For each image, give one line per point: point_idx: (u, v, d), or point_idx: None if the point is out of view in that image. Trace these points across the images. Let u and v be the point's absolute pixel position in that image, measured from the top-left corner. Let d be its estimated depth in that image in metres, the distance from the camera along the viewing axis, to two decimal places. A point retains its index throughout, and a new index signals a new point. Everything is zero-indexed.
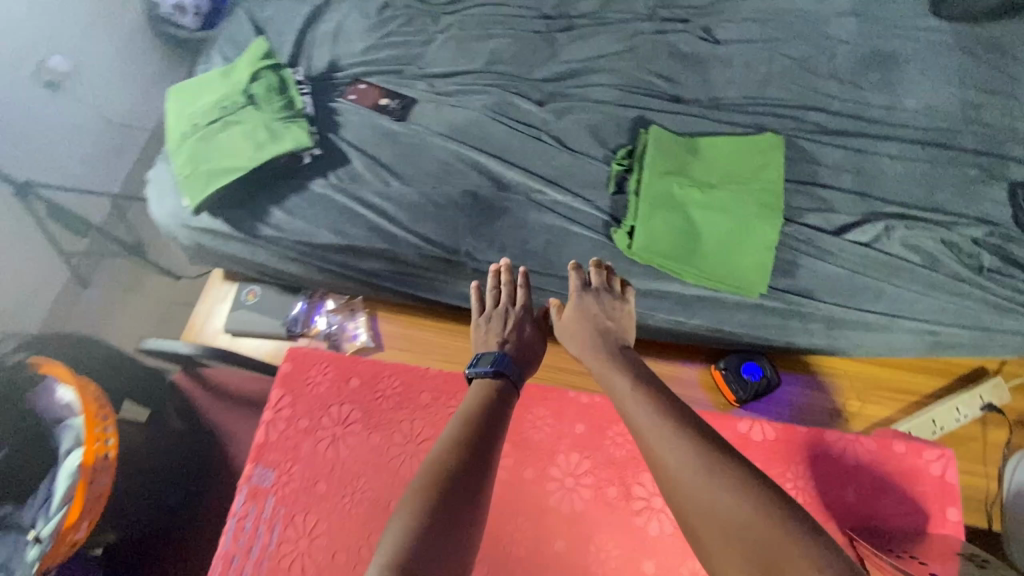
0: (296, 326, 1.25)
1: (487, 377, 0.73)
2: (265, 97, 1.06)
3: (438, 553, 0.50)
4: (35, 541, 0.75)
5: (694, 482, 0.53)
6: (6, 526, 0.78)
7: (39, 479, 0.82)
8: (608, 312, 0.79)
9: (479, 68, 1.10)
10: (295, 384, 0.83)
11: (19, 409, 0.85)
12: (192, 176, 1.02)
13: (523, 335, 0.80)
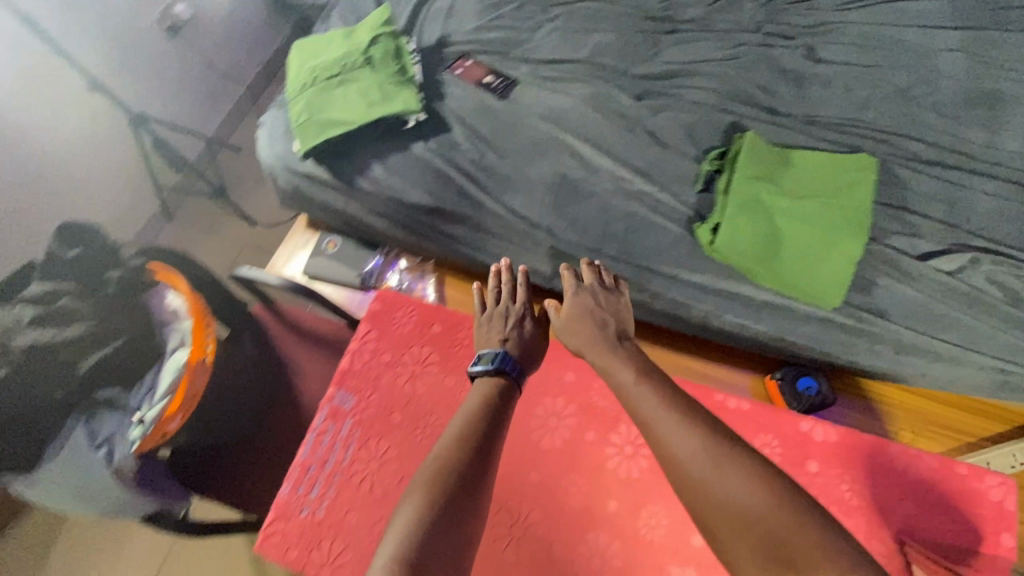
0: (370, 279, 1.34)
1: (490, 377, 0.72)
2: (381, 60, 1.13)
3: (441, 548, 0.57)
4: (138, 422, 0.84)
5: (704, 478, 0.58)
6: (112, 406, 0.86)
7: (145, 370, 0.90)
8: (603, 309, 0.78)
9: (582, 59, 1.14)
10: (382, 322, 0.90)
11: (136, 303, 0.90)
12: (306, 124, 1.11)
13: (523, 335, 0.77)
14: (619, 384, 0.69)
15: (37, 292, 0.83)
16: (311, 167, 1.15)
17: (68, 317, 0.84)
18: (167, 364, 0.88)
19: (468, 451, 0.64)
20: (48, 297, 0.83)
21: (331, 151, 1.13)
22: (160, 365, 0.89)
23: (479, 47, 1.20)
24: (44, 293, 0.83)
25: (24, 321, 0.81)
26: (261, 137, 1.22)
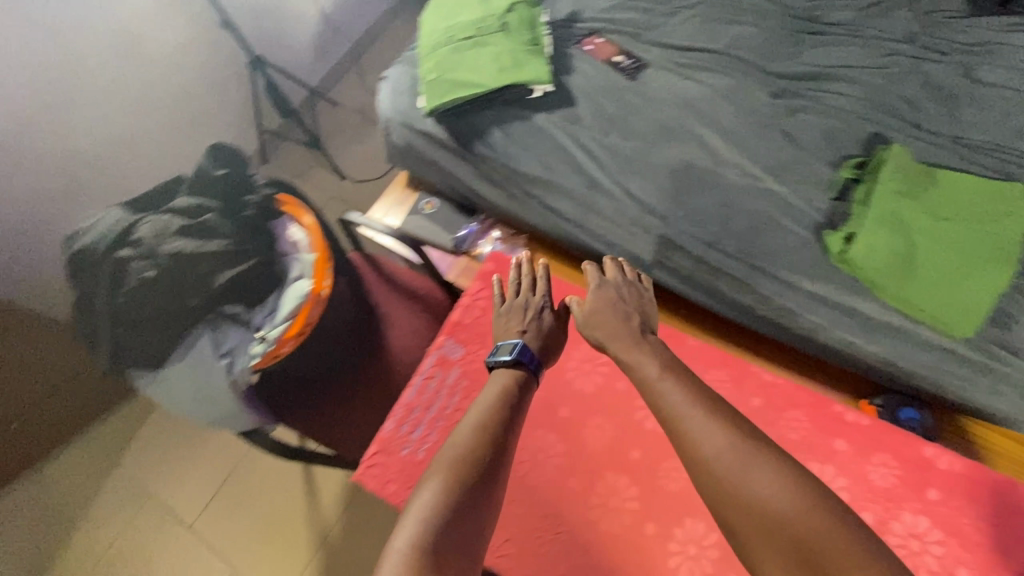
0: (462, 245, 1.36)
1: (511, 367, 0.76)
2: (516, 27, 1.13)
3: (460, 531, 0.58)
4: (261, 339, 0.88)
5: (729, 476, 0.57)
6: (235, 321, 0.90)
7: (265, 293, 0.93)
8: (626, 304, 0.80)
9: (718, 50, 1.12)
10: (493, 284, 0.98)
11: (266, 230, 0.94)
12: (435, 82, 1.13)
13: (543, 326, 0.82)
14: (643, 379, 0.69)
15: (185, 204, 0.89)
16: (431, 126, 1.18)
17: (208, 232, 0.89)
18: (290, 290, 0.92)
19: (487, 435, 0.66)
20: (193, 211, 0.89)
21: (453, 111, 1.15)
22: (282, 291, 0.93)
23: (612, 26, 1.18)
24: (191, 207, 0.89)
25: (172, 229, 0.87)
26: (384, 91, 1.26)
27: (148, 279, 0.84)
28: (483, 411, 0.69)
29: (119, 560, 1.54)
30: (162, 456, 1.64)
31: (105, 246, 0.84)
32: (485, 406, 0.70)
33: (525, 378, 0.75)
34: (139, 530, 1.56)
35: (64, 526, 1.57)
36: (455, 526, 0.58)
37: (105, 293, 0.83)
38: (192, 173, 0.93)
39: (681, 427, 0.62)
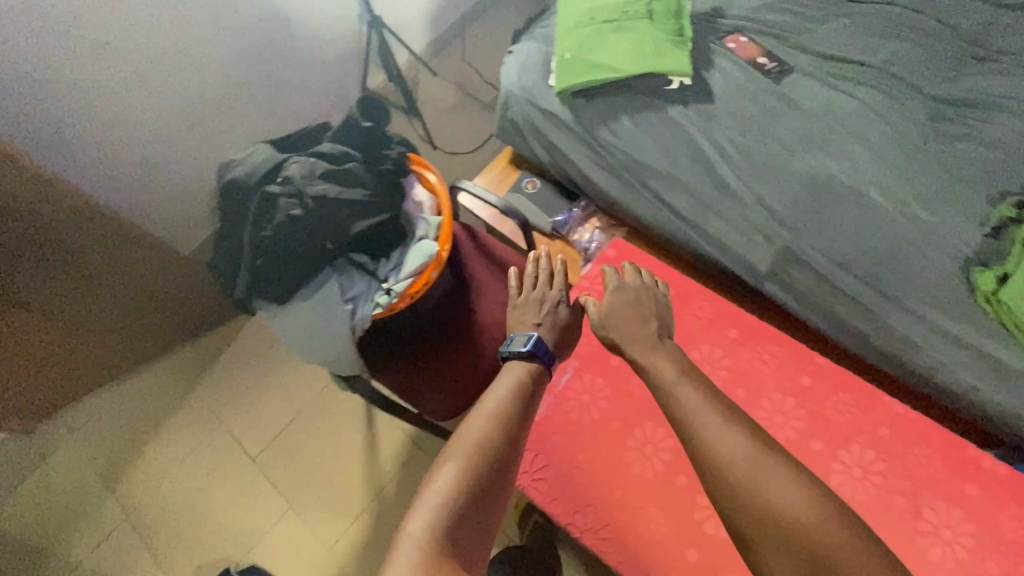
0: (561, 229, 1.33)
1: (525, 360, 0.81)
2: (661, 16, 1.11)
3: (471, 523, 0.64)
4: (386, 292, 0.92)
5: (736, 480, 0.63)
6: (362, 269, 0.93)
7: (392, 247, 0.96)
8: (644, 310, 0.83)
9: (873, 63, 1.07)
10: (615, 274, 1.02)
11: (400, 187, 0.96)
12: (571, 62, 1.12)
13: (557, 321, 0.86)
14: (662, 382, 0.74)
15: (331, 150, 0.91)
16: (556, 104, 1.17)
17: (351, 179, 0.90)
18: (416, 248, 0.94)
19: (502, 430, 0.72)
20: (338, 158, 0.91)
21: (583, 94, 1.15)
22: (407, 248, 0.95)
23: (757, 26, 1.15)
24: (336, 153, 0.91)
25: (317, 172, 0.88)
26: (511, 65, 1.26)
27: (291, 216, 0.85)
28: (499, 406, 0.75)
29: (190, 475, 1.64)
30: (237, 385, 1.71)
31: (257, 179, 0.87)
32: (500, 402, 0.75)
33: (537, 373, 0.80)
34: (210, 451, 1.66)
35: (144, 435, 1.70)
36: (468, 513, 0.64)
37: (251, 224, 0.85)
38: (339, 121, 0.95)
39: (700, 430, 0.67)
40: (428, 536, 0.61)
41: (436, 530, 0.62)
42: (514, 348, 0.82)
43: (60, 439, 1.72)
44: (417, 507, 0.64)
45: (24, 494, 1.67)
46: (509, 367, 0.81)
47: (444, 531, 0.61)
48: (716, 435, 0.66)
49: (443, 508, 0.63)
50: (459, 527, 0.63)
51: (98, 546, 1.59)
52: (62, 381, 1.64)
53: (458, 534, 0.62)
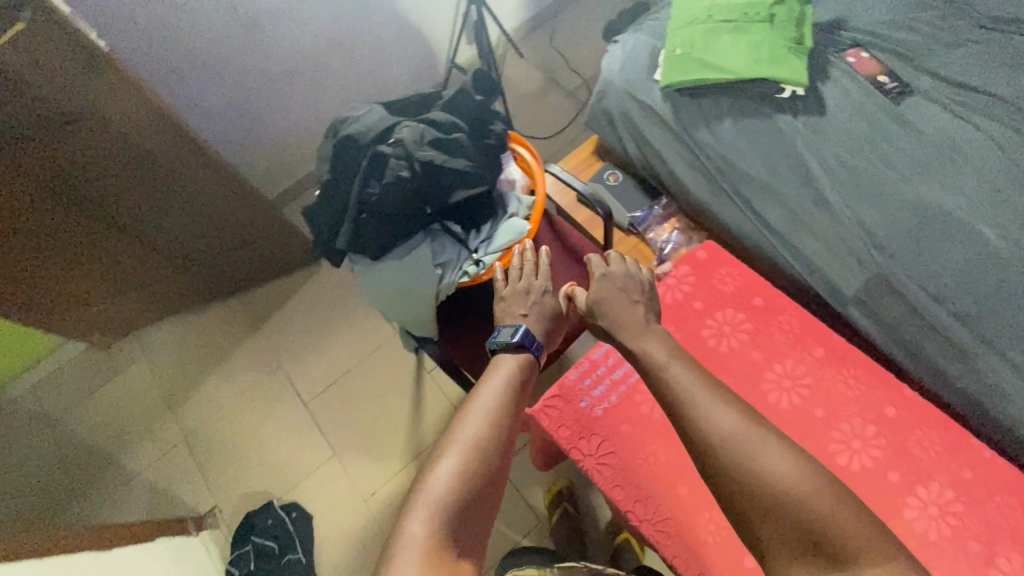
0: (638, 225, 1.32)
1: (512, 353, 0.82)
2: (782, 23, 1.10)
3: (470, 522, 0.65)
4: (475, 263, 0.95)
5: (734, 458, 0.66)
6: (453, 237, 0.96)
7: (483, 220, 0.98)
8: (632, 296, 0.86)
9: (1004, 95, 1.02)
10: (703, 271, 0.93)
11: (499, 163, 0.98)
12: (682, 58, 1.11)
13: (543, 313, 0.87)
14: (654, 362, 0.78)
15: (441, 119, 0.93)
16: (658, 99, 1.17)
17: (457, 149, 0.92)
18: (508, 225, 0.96)
19: (499, 429, 0.73)
20: (447, 127, 0.93)
21: (688, 92, 1.14)
22: (499, 223, 0.97)
23: (881, 43, 1.11)
24: (446, 123, 0.93)
25: (427, 139, 0.91)
26: (614, 56, 1.26)
27: (398, 178, 0.88)
28: (495, 405, 0.75)
29: (245, 409, 1.73)
30: (300, 332, 1.80)
31: (370, 140, 0.91)
32: (495, 398, 0.76)
33: (527, 366, 0.82)
34: (265, 389, 1.75)
35: (208, 365, 1.80)
36: (466, 514, 0.65)
37: (360, 181, 0.89)
38: (451, 92, 0.97)
39: (692, 416, 0.71)
40: (433, 535, 0.61)
41: (437, 532, 0.62)
42: (503, 342, 0.84)
43: (133, 357, 1.85)
44: (416, 506, 0.64)
45: (95, 403, 1.80)
46: (502, 364, 0.81)
47: (447, 531, 0.62)
48: (715, 416, 0.70)
49: (445, 508, 0.64)
50: (461, 526, 0.64)
51: (156, 461, 1.70)
52: (148, 305, 1.76)
53: (461, 533, 0.63)
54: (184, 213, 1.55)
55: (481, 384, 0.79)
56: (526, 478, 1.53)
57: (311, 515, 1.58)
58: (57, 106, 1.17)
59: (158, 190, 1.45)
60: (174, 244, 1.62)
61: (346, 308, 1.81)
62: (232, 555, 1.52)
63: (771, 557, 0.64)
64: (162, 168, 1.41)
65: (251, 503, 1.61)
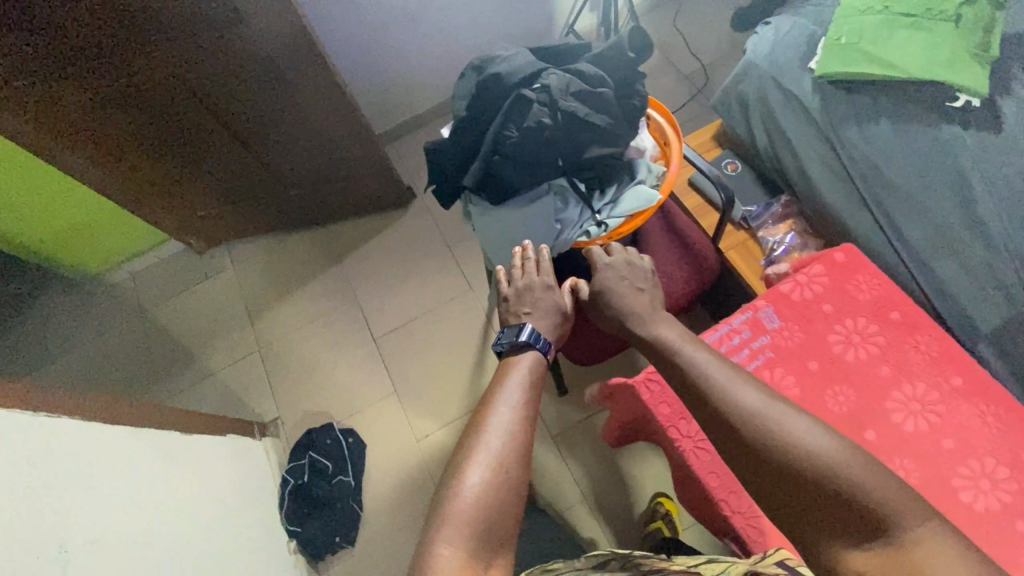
0: (750, 221, 1.26)
1: (521, 351, 0.84)
2: (968, 25, 1.00)
3: (497, 535, 0.66)
4: (597, 224, 0.93)
5: (751, 434, 0.70)
6: (578, 196, 0.93)
7: (610, 182, 0.94)
8: (635, 283, 0.90)
9: None
10: (839, 275, 0.86)
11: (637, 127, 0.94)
12: (847, 47, 1.03)
13: (542, 310, 0.88)
14: (667, 345, 0.83)
15: (590, 73, 0.91)
16: (808, 90, 1.10)
17: (600, 105, 0.89)
18: (637, 191, 0.92)
19: (519, 437, 0.74)
20: (594, 81, 0.91)
21: (844, 86, 1.06)
22: (626, 189, 0.94)
23: None
24: (594, 76, 0.91)
25: (572, 90, 0.89)
26: (765, 37, 1.19)
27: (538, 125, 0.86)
28: (515, 415, 0.76)
29: (317, 331, 1.81)
30: (380, 270, 1.86)
31: (515, 83, 0.89)
32: (511, 407, 0.77)
33: (541, 364, 0.84)
34: (339, 317, 1.82)
35: (290, 285, 1.88)
36: (492, 526, 0.66)
37: (500, 121, 0.88)
38: (603, 48, 0.94)
39: (712, 396, 0.75)
40: (467, 553, 0.63)
41: (468, 552, 0.63)
42: (509, 341, 0.85)
43: (224, 264, 1.95)
44: (444, 524, 0.65)
45: (184, 299, 1.91)
46: (517, 370, 0.82)
47: (477, 547, 0.63)
48: (734, 395, 0.74)
49: (476, 524, 0.65)
50: (489, 537, 0.65)
51: (231, 364, 1.80)
52: (243, 211, 1.84)
53: (489, 545, 0.65)
54: (290, 132, 1.57)
55: (498, 391, 0.79)
56: (578, 452, 1.53)
57: (366, 443, 1.63)
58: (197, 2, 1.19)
59: (272, 105, 1.47)
60: (277, 160, 1.67)
61: (429, 255, 1.86)
62: (289, 464, 1.60)
63: (807, 532, 0.66)
64: (279, 84, 1.42)
65: (312, 421, 1.68)
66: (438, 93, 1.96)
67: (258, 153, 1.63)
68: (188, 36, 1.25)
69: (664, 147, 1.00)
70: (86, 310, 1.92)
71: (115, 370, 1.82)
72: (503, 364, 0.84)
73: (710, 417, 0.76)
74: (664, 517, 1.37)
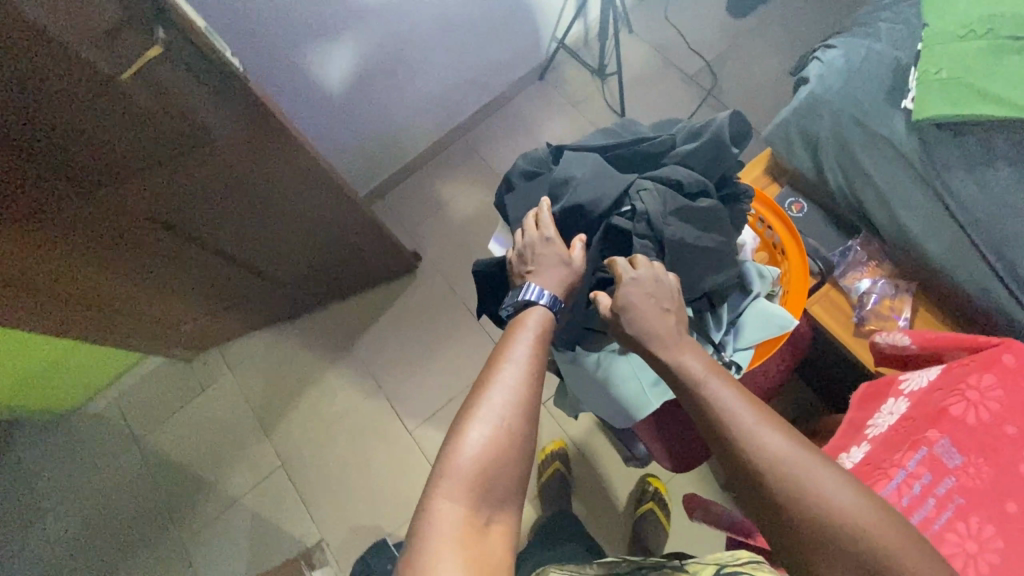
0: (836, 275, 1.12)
1: (526, 308, 0.69)
2: None
3: (501, 491, 0.57)
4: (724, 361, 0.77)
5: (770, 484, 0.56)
6: (694, 331, 0.77)
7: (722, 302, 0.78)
8: (660, 304, 0.68)
9: None
10: (1013, 382, 0.74)
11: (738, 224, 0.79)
12: (947, 84, 0.88)
13: (540, 265, 0.72)
14: (689, 378, 0.64)
15: (689, 182, 0.74)
16: (902, 133, 0.97)
17: (709, 221, 0.75)
18: (760, 315, 0.76)
19: (528, 397, 0.61)
20: (696, 191, 0.75)
21: (952, 130, 0.93)
22: (747, 310, 0.78)
23: None
24: (695, 186, 0.74)
25: (670, 207, 0.73)
26: (834, 65, 1.03)
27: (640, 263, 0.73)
28: (523, 374, 0.62)
29: (344, 432, 1.63)
30: (398, 349, 1.69)
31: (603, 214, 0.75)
32: (519, 364, 0.62)
33: (547, 323, 0.68)
34: (366, 410, 1.64)
35: (301, 384, 1.69)
36: (492, 486, 0.56)
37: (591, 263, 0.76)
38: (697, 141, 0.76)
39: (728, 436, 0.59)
40: (468, 510, 0.55)
41: (470, 506, 0.55)
42: (511, 303, 0.71)
43: (221, 371, 1.73)
44: (444, 478, 0.56)
45: (183, 419, 1.70)
46: (529, 326, 0.67)
47: (475, 506, 0.55)
48: (762, 434, 0.58)
49: (476, 486, 0.56)
50: (489, 495, 0.56)
51: (256, 486, 1.61)
52: (233, 317, 1.59)
53: (492, 501, 0.56)
54: (273, 228, 1.31)
55: (505, 347, 0.65)
56: None
57: None
58: (150, 139, 0.91)
59: (247, 207, 1.20)
60: (265, 258, 1.41)
61: (450, 323, 1.68)
62: None
63: None
64: (252, 188, 1.14)
65: (362, 539, 1.52)
66: (423, 138, 1.75)
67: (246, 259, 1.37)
68: (134, 170, 0.96)
69: (771, 239, 0.88)
70: (73, 450, 1.69)
71: (122, 516, 1.61)
72: (513, 320, 0.68)
73: (726, 460, 0.61)
74: (654, 496, 1.36)
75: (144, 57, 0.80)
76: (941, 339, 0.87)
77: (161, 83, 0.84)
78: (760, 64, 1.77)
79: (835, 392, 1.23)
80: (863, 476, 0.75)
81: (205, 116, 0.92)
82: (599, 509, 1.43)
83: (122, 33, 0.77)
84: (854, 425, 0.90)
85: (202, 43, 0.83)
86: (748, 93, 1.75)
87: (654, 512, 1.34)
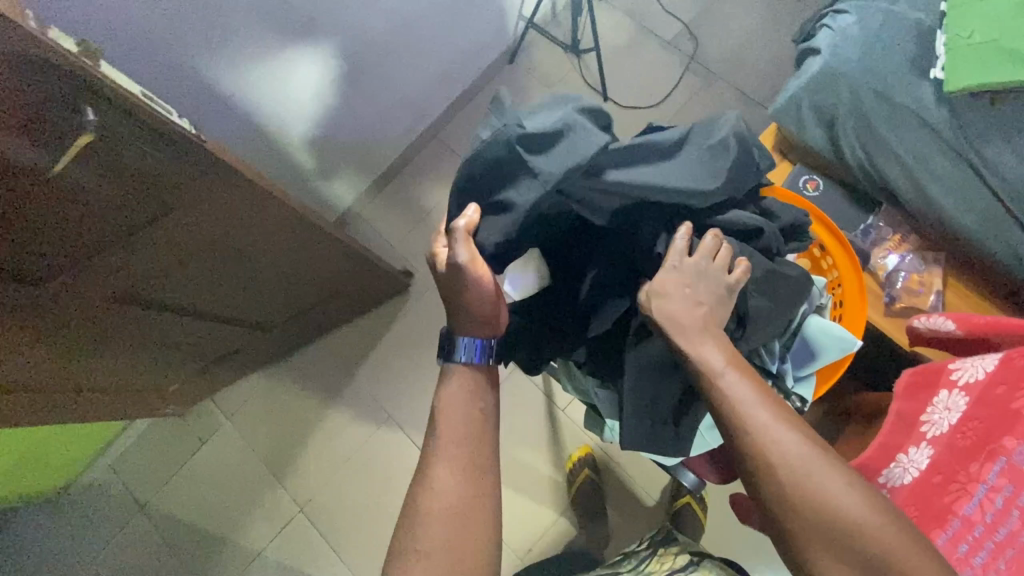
0: (873, 260, 1.02)
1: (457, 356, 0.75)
2: None
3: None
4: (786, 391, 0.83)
5: (795, 492, 0.56)
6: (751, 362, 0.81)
7: (774, 336, 0.79)
8: (711, 318, 0.67)
9: None
10: None
11: (779, 244, 0.79)
12: (982, 49, 0.86)
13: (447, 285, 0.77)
14: (717, 383, 0.62)
15: (745, 221, 0.76)
16: (930, 104, 0.92)
17: (740, 252, 0.75)
18: (824, 339, 0.82)
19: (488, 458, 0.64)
20: (751, 227, 0.77)
21: (983, 96, 0.89)
22: (811, 327, 0.83)
23: None
24: (749, 223, 0.76)
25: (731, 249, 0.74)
26: (848, 32, 0.99)
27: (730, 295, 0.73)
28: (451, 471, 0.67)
29: (360, 465, 1.56)
30: (402, 372, 1.60)
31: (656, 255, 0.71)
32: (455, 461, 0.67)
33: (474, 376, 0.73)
34: (380, 440, 1.56)
35: (306, 424, 1.60)
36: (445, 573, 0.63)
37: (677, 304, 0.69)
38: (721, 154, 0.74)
39: (757, 441, 0.58)
40: None
41: None
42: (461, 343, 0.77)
43: (218, 421, 1.63)
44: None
45: (187, 477, 1.60)
46: (448, 408, 0.70)
47: None
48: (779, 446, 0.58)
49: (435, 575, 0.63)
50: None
51: (276, 537, 1.53)
52: (225, 368, 1.48)
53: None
54: (251, 278, 1.18)
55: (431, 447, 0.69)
56: None
57: None
58: (106, 220, 0.80)
59: (223, 264, 1.08)
60: (246, 307, 1.29)
61: None
62: None
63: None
64: (225, 247, 1.03)
65: None
66: (396, 145, 1.62)
67: (228, 312, 1.26)
68: (94, 257, 0.85)
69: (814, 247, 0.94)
70: (76, 527, 1.59)
71: None
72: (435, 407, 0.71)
73: (744, 463, 0.59)
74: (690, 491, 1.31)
75: (74, 146, 0.67)
76: (988, 324, 0.82)
77: (103, 160, 0.72)
78: (741, 21, 1.66)
79: (866, 368, 1.19)
80: (940, 491, 0.75)
81: (171, 183, 0.81)
82: (635, 511, 1.39)
83: (47, 118, 0.64)
84: (906, 420, 0.83)
85: (145, 114, 0.70)
86: (731, 53, 1.65)
87: (691, 505, 1.29)
